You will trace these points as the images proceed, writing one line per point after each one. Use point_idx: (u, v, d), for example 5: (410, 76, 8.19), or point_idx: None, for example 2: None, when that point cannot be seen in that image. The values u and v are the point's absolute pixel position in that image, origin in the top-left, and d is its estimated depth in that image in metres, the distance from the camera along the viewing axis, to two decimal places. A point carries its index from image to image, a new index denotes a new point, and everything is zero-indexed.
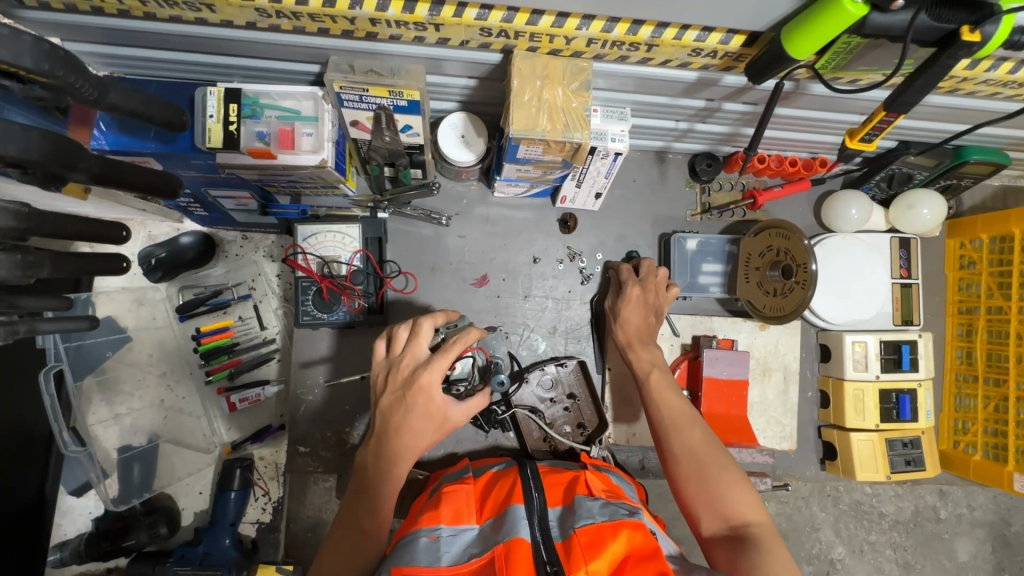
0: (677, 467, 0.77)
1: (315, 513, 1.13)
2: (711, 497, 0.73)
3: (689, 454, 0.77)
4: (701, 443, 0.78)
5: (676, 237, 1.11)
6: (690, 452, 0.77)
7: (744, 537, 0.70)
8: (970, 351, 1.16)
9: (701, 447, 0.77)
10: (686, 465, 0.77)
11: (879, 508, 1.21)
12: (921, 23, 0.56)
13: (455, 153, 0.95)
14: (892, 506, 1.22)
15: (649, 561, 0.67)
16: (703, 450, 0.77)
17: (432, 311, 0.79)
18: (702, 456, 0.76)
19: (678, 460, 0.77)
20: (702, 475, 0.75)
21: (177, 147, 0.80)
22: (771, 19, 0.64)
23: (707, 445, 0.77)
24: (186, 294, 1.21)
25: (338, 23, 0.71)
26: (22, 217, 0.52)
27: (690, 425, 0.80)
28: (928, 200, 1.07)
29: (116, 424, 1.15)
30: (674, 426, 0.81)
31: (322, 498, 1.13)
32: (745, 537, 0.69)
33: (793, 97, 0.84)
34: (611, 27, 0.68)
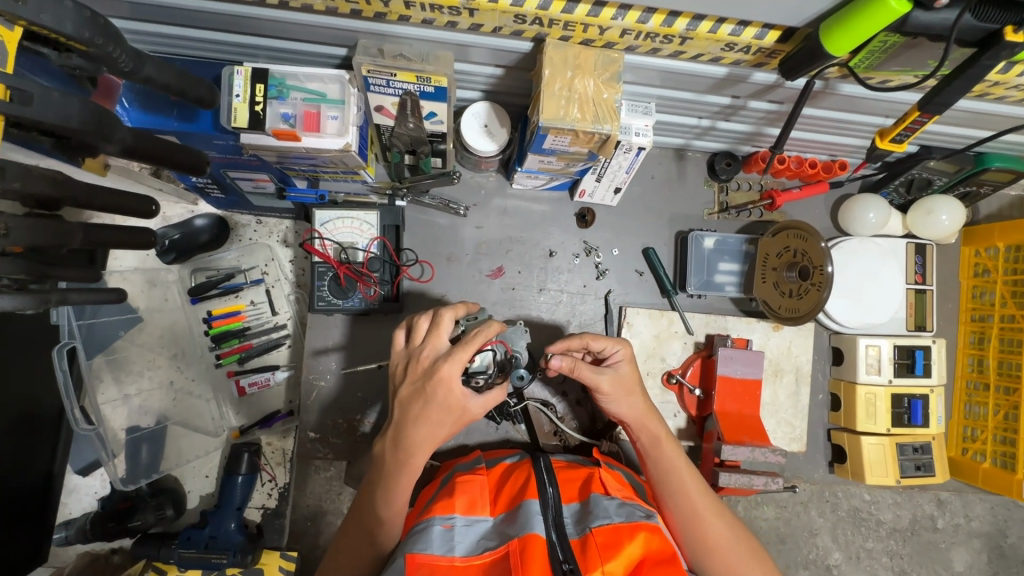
0: (707, 559, 0.77)
1: (314, 503, 1.10)
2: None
3: (716, 544, 0.77)
4: (724, 531, 0.78)
5: (694, 236, 1.11)
6: (716, 542, 0.77)
7: None
8: (982, 359, 1.17)
9: (731, 536, 0.78)
10: (717, 557, 0.76)
11: (878, 515, 1.21)
12: (964, 23, 0.56)
13: (477, 142, 0.94)
14: (891, 514, 1.21)
15: (667, 566, 0.68)
16: (729, 542, 0.77)
17: (446, 310, 0.77)
18: (734, 547, 0.77)
19: (703, 548, 0.77)
20: (728, 567, 0.76)
21: (200, 126, 0.80)
22: (808, 15, 0.64)
23: (731, 534, 0.78)
24: (199, 276, 1.21)
25: (371, 5, 0.70)
26: (55, 185, 0.52)
27: (711, 510, 0.79)
28: (946, 206, 1.07)
29: (124, 404, 1.13)
30: (696, 514, 0.78)
31: (323, 488, 1.11)
32: None
33: (821, 96, 0.84)
34: (647, 18, 0.68)
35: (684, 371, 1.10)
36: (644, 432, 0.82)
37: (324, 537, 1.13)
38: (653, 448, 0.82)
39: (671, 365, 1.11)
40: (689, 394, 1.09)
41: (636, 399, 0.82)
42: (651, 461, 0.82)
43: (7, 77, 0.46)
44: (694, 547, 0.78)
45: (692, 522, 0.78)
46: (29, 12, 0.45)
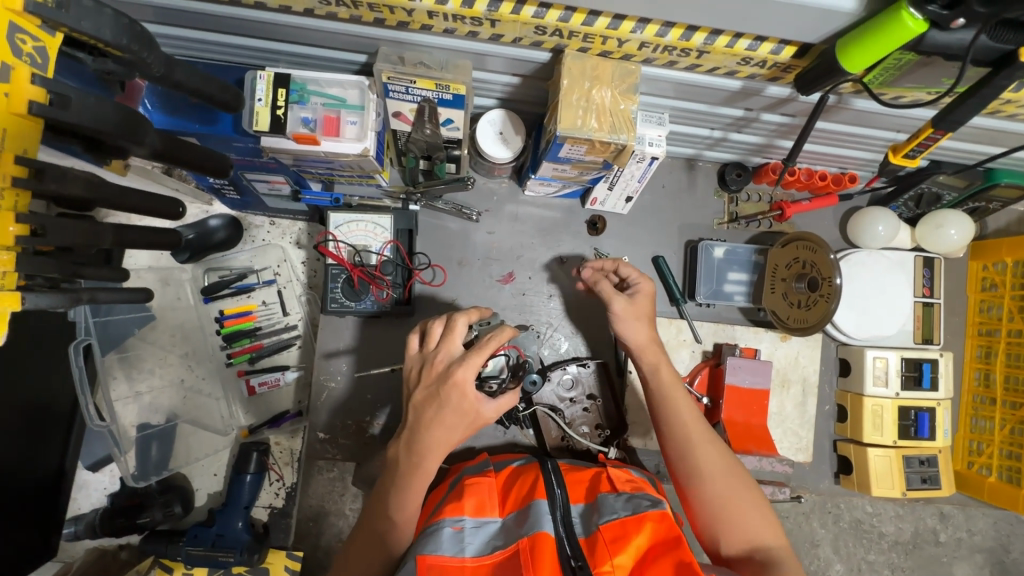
0: (694, 484, 0.76)
1: (317, 503, 1.11)
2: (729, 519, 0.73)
3: (706, 473, 0.75)
4: (717, 462, 0.76)
5: (704, 245, 1.12)
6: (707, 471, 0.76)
7: (765, 559, 0.70)
8: (989, 373, 1.17)
9: (719, 462, 0.76)
10: (704, 483, 0.75)
11: (881, 527, 1.21)
12: (980, 43, 0.57)
13: (492, 149, 0.96)
14: (893, 526, 1.21)
15: (673, 549, 0.67)
16: (717, 467, 0.76)
17: (461, 313, 0.77)
18: (721, 473, 0.75)
19: (695, 477, 0.76)
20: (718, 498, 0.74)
21: (221, 128, 0.81)
22: (825, 31, 0.65)
23: (726, 468, 0.76)
24: (211, 276, 1.22)
25: (395, 14, 0.72)
26: (87, 187, 0.53)
27: (704, 437, 0.78)
28: (956, 221, 1.08)
29: (135, 402, 1.14)
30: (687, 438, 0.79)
31: (326, 488, 1.11)
32: (767, 562, 0.70)
33: (833, 110, 0.85)
34: (665, 31, 0.69)
35: (692, 380, 1.11)
36: (649, 360, 0.86)
37: (326, 537, 1.13)
38: (655, 375, 0.85)
39: (679, 373, 1.12)
40: (698, 402, 1.09)
41: (642, 325, 0.87)
42: (665, 408, 0.82)
43: (47, 81, 0.48)
44: (688, 478, 0.77)
45: (684, 447, 0.78)
46: (71, 19, 0.47)
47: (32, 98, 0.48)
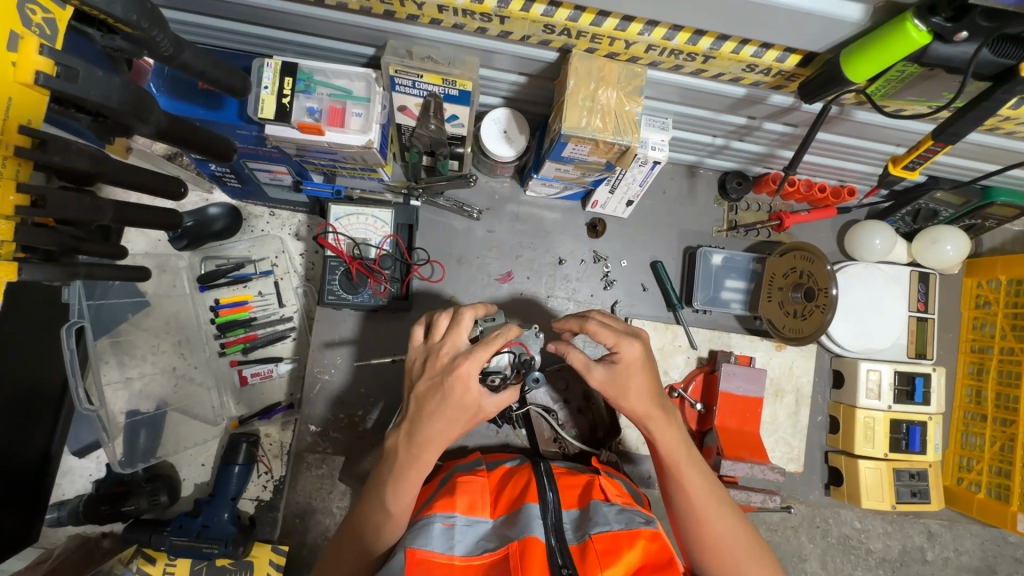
0: (703, 553, 0.75)
1: (305, 501, 1.09)
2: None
3: (718, 543, 0.74)
4: (732, 529, 0.75)
5: (702, 252, 1.12)
6: (721, 540, 0.74)
7: None
8: (980, 390, 1.18)
9: (729, 534, 0.74)
10: (712, 553, 0.74)
11: (868, 544, 1.20)
12: (982, 57, 0.58)
13: (495, 147, 0.96)
14: (881, 543, 1.21)
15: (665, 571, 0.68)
16: (731, 537, 0.74)
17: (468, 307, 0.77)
18: (732, 544, 0.74)
19: (707, 547, 0.74)
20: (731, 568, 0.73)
21: (226, 115, 0.82)
22: (830, 41, 0.65)
23: (741, 538, 0.75)
24: (209, 264, 1.21)
25: (405, 7, 0.72)
26: (92, 161, 0.53)
27: (718, 508, 0.75)
28: (952, 237, 1.09)
29: (125, 388, 1.14)
30: (696, 511, 0.75)
31: (314, 485, 1.09)
32: None
33: (835, 121, 0.86)
34: (672, 35, 0.70)
35: (686, 386, 1.11)
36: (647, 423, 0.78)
37: (312, 534, 1.12)
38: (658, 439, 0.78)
39: (674, 378, 1.12)
40: (690, 408, 1.10)
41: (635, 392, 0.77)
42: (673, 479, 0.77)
43: (55, 53, 0.47)
44: (698, 547, 0.75)
45: (695, 520, 0.75)
46: None
47: (39, 68, 0.47)
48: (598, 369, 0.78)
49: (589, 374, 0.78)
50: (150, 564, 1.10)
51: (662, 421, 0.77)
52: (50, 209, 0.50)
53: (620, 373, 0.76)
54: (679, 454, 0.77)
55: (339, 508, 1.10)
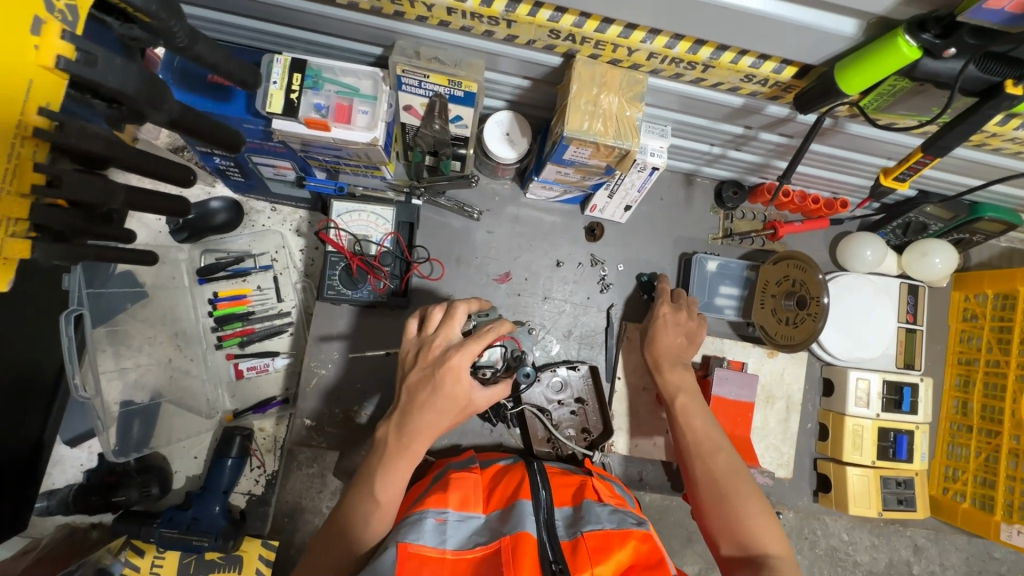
0: (700, 488, 0.83)
1: (293, 499, 1.10)
2: (733, 524, 0.78)
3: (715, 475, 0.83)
4: (728, 469, 0.83)
5: (697, 258, 1.14)
6: (719, 475, 0.83)
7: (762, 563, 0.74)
8: (967, 401, 1.20)
9: (725, 473, 0.82)
10: (708, 487, 0.82)
11: (855, 556, 1.21)
12: (970, 73, 0.60)
13: (498, 149, 0.97)
14: (868, 556, 1.22)
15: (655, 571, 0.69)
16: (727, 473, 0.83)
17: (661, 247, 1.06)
18: (727, 479, 0.82)
19: (706, 480, 0.83)
20: (722, 499, 0.80)
21: (233, 109, 0.83)
22: (825, 54, 0.68)
23: (735, 479, 0.82)
24: (208, 257, 1.23)
25: (415, 8, 0.73)
26: (105, 144, 0.53)
27: (717, 451, 0.86)
28: (941, 250, 1.12)
29: (119, 378, 1.10)
30: (697, 450, 0.87)
31: (304, 484, 1.10)
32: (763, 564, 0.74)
33: (829, 133, 0.88)
34: (673, 43, 0.72)
35: None
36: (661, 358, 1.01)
37: (301, 534, 1.12)
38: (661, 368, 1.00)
39: None
40: None
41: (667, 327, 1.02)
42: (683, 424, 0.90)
43: (75, 39, 0.49)
44: (696, 483, 0.84)
45: (695, 454, 0.86)
46: None
47: (60, 53, 0.48)
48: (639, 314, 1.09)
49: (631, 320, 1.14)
50: (137, 557, 1.09)
51: (674, 368, 0.98)
52: (65, 191, 0.52)
53: (654, 319, 1.04)
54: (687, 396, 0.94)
55: (328, 507, 1.10)
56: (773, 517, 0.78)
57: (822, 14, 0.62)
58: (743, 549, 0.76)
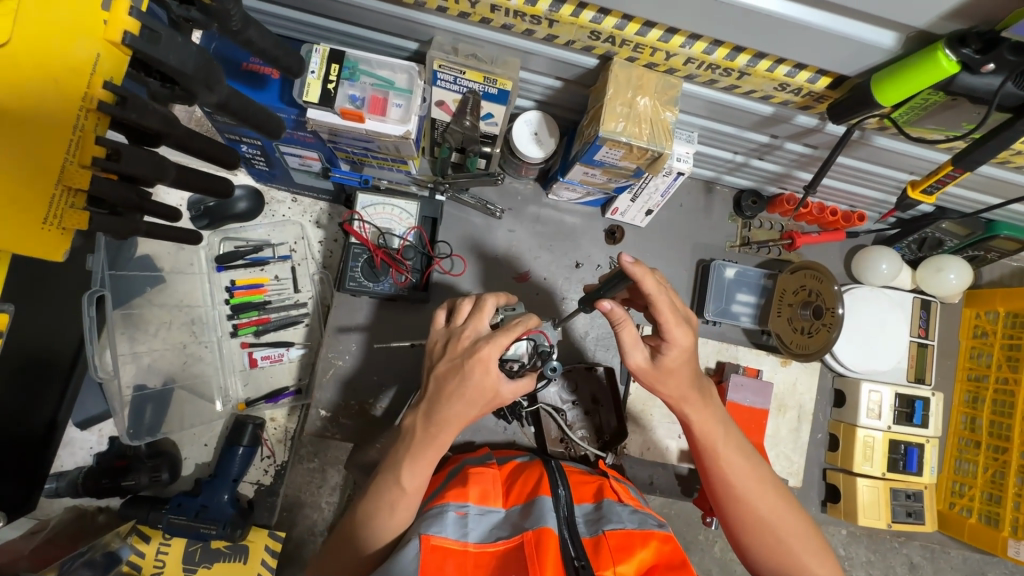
0: (748, 533, 0.76)
1: (293, 493, 1.11)
2: (793, 566, 0.74)
3: (763, 520, 0.75)
4: (776, 506, 0.76)
5: (716, 265, 1.15)
6: (766, 519, 0.75)
7: None
8: (975, 418, 1.21)
9: (773, 514, 0.76)
10: (758, 532, 0.75)
11: (851, 572, 1.20)
12: (1007, 90, 0.61)
13: (527, 149, 0.98)
14: (863, 572, 1.21)
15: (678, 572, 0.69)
16: (776, 514, 0.76)
17: (626, 258, 0.71)
18: (777, 521, 0.75)
19: (752, 526, 0.76)
20: (778, 542, 0.75)
21: (268, 96, 0.84)
22: (861, 66, 0.69)
23: (784, 513, 0.76)
24: (227, 244, 1.22)
25: (459, 4, 0.75)
26: (161, 121, 0.56)
27: (761, 487, 0.77)
28: (957, 267, 1.13)
29: (133, 362, 1.09)
30: (739, 491, 0.76)
31: (304, 478, 1.11)
32: None
33: (855, 145, 0.90)
34: (712, 49, 0.73)
35: None
36: (670, 386, 0.78)
37: (298, 529, 1.13)
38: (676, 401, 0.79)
39: None
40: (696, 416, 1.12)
41: (681, 350, 0.76)
42: (714, 461, 0.78)
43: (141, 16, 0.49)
44: (744, 527, 0.76)
45: (740, 498, 0.76)
46: None
47: (127, 29, 0.51)
48: (643, 352, 0.77)
49: (634, 353, 0.77)
50: (144, 542, 1.08)
51: (692, 400, 0.79)
52: (123, 164, 0.55)
53: (664, 358, 0.76)
54: (717, 428, 0.79)
55: (328, 503, 1.11)
56: (820, 540, 0.77)
57: (863, 26, 0.64)
58: None
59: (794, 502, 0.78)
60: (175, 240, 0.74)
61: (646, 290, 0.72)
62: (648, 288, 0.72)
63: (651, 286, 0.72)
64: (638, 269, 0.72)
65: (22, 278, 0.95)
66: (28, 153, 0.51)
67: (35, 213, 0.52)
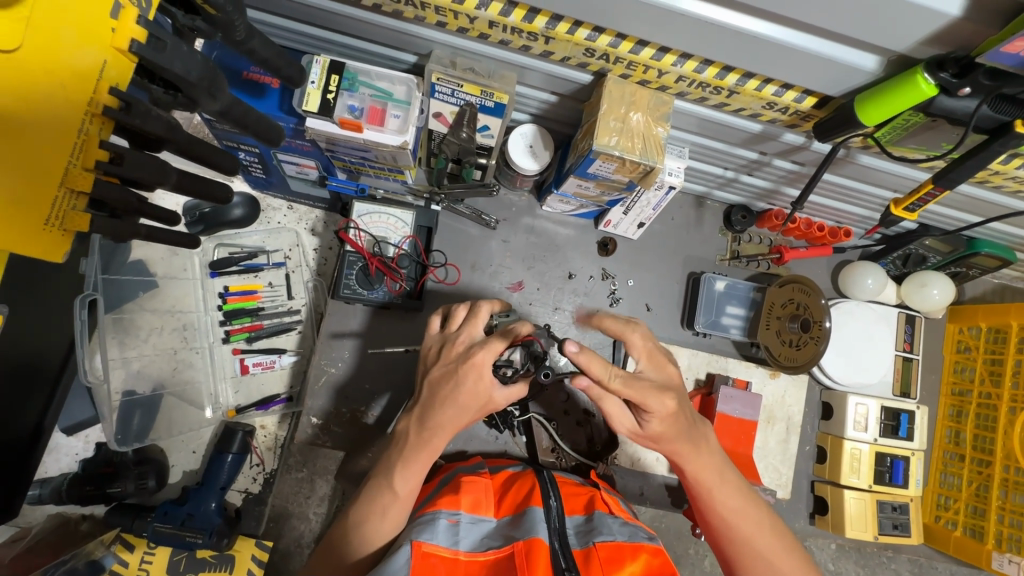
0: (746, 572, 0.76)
1: (281, 504, 1.12)
2: None
3: (761, 559, 0.75)
4: (773, 544, 0.76)
5: (706, 278, 1.17)
6: (764, 558, 0.75)
7: None
8: (959, 431, 1.23)
9: (772, 551, 0.76)
10: (756, 572, 0.75)
11: None
12: (982, 112, 0.64)
13: (521, 160, 1.00)
14: None
15: None
16: (774, 551, 0.76)
17: (569, 345, 0.65)
18: (776, 559, 0.75)
19: (749, 565, 0.76)
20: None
21: (267, 104, 0.86)
22: (845, 86, 0.72)
23: (779, 550, 0.76)
24: (222, 250, 1.23)
25: (458, 20, 0.76)
26: (164, 126, 0.58)
27: (758, 527, 0.77)
28: (939, 282, 1.16)
29: (123, 367, 1.09)
30: (735, 529, 0.77)
31: (292, 488, 1.11)
32: None
33: (841, 163, 0.92)
34: (703, 68, 0.75)
35: None
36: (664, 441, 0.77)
37: (285, 540, 1.13)
38: (671, 452, 0.78)
39: None
40: None
41: (666, 415, 0.72)
42: (711, 503, 0.78)
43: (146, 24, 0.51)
44: (740, 562, 0.77)
45: (735, 535, 0.77)
46: None
47: (133, 36, 0.52)
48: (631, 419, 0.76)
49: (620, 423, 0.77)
50: (127, 551, 1.05)
51: (687, 449, 0.77)
52: (125, 168, 0.56)
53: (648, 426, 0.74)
54: (714, 472, 0.78)
55: (315, 514, 1.11)
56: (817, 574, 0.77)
57: (846, 49, 0.66)
58: None
59: (790, 538, 0.78)
60: (173, 244, 0.74)
61: (596, 375, 0.67)
62: (596, 372, 0.67)
63: (600, 369, 0.67)
64: (584, 358, 0.66)
65: (14, 280, 0.94)
66: (30, 156, 0.51)
67: (36, 216, 0.52)
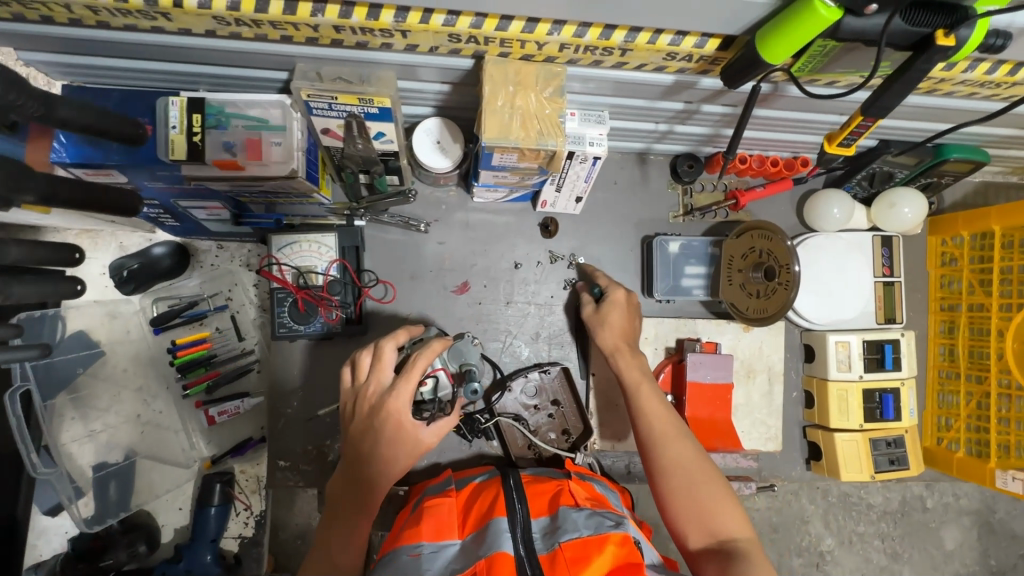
0: (666, 479, 0.77)
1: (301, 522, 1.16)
2: (706, 509, 0.73)
3: (681, 465, 0.77)
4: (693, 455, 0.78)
5: (659, 240, 1.10)
6: (681, 463, 0.77)
7: (732, 549, 0.70)
8: (952, 348, 1.17)
9: (691, 461, 0.77)
10: (676, 478, 0.76)
11: (868, 499, 1.23)
12: (894, 26, 0.54)
13: (430, 160, 0.93)
14: (880, 497, 1.23)
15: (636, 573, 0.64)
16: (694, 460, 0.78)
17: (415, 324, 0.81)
18: (692, 467, 0.77)
19: (669, 472, 0.77)
20: (690, 486, 0.75)
21: (142, 156, 0.78)
22: (744, 23, 0.62)
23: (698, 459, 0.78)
24: (160, 306, 1.18)
25: (302, 30, 0.68)
26: None
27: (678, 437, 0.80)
28: (909, 199, 1.07)
29: (90, 441, 1.08)
30: (658, 442, 0.80)
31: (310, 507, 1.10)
32: (733, 551, 0.70)
33: (771, 98, 0.83)
34: (583, 31, 0.66)
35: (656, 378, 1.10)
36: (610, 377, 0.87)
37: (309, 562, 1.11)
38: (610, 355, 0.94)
39: None
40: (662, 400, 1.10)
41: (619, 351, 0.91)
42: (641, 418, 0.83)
43: None
44: (663, 471, 0.77)
45: (656, 447, 0.80)
46: None
47: None
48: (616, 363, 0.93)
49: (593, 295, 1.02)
50: None
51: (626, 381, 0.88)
52: None
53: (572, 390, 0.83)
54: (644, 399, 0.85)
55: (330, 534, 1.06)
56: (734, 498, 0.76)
57: None
58: (712, 536, 0.72)
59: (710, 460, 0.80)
60: None
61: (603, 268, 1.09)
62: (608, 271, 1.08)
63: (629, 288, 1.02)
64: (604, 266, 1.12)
65: None
66: None
67: None
